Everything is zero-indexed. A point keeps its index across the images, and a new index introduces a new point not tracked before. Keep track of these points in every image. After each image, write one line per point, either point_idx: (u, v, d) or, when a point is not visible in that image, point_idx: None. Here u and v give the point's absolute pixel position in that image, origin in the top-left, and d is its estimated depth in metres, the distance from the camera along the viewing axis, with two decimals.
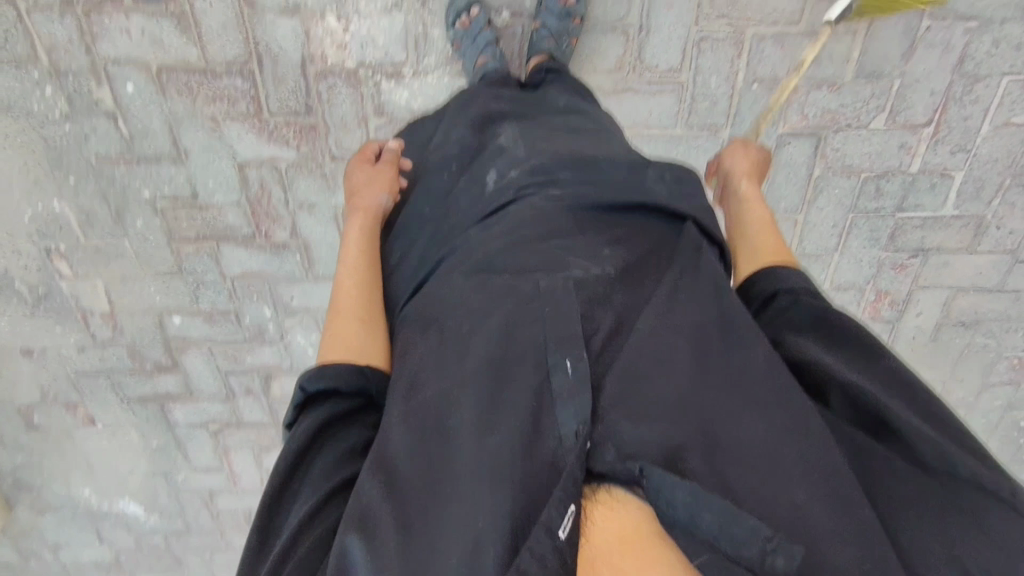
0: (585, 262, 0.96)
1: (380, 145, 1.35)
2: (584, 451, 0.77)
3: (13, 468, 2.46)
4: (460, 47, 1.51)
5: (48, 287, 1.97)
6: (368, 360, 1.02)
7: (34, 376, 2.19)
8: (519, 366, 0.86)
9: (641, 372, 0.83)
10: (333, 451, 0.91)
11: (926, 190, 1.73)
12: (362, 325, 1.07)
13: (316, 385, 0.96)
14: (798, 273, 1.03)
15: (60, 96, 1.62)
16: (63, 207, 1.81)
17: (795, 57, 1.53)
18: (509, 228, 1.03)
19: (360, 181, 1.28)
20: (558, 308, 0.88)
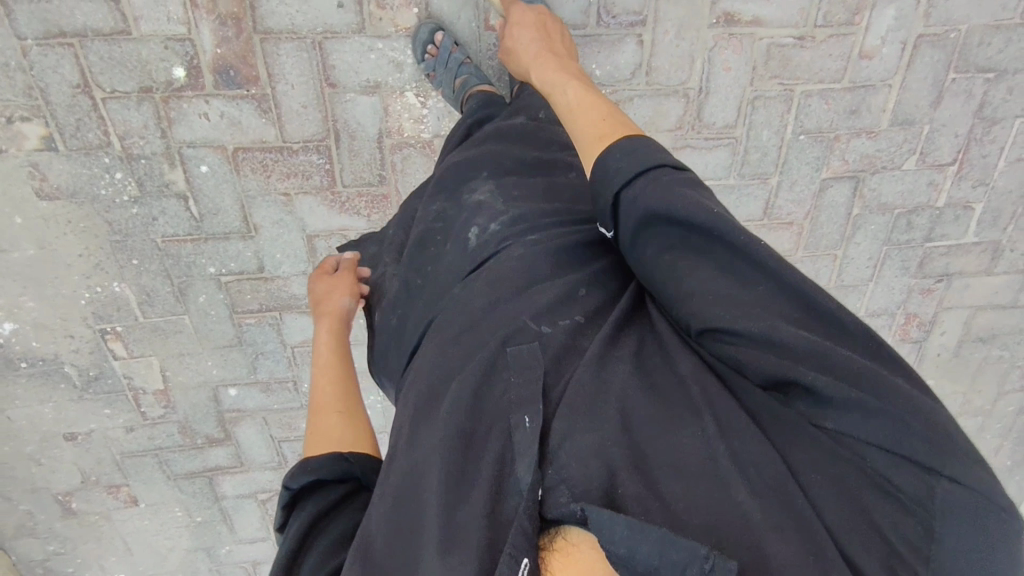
0: (555, 317, 0.87)
1: (337, 260, 1.34)
2: (536, 499, 0.70)
3: (44, 559, 2.34)
4: (436, 76, 1.49)
5: (100, 369, 1.92)
6: (350, 447, 0.97)
7: (76, 460, 2.11)
8: (483, 426, 0.79)
9: (586, 403, 0.76)
10: (328, 539, 0.85)
11: (950, 221, 1.89)
12: (340, 416, 1.02)
13: (300, 481, 0.90)
14: (616, 157, 0.91)
15: (129, 180, 1.61)
16: (124, 288, 1.78)
17: (839, 109, 1.67)
18: (488, 280, 0.96)
19: (320, 291, 1.26)
20: (521, 364, 0.82)
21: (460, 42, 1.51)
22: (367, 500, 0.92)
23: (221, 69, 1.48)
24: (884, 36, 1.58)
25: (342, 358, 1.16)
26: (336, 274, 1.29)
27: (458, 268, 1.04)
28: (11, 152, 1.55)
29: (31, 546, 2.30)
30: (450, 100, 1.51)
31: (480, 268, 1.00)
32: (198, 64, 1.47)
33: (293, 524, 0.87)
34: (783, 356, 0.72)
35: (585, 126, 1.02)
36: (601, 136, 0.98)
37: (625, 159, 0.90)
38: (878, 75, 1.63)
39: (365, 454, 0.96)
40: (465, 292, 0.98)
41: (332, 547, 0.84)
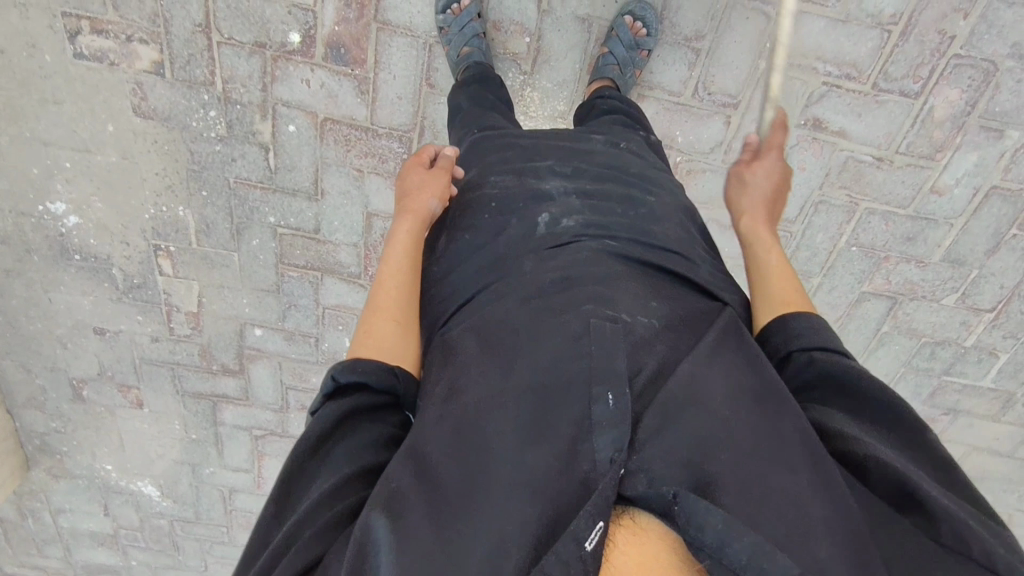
0: (633, 311, 0.89)
1: (438, 151, 1.25)
2: (619, 476, 0.69)
3: (43, 433, 2.48)
4: (448, 31, 1.47)
5: (144, 279, 2.03)
6: (400, 363, 0.93)
7: (98, 354, 2.23)
8: (561, 392, 0.79)
9: (680, 402, 0.76)
10: (360, 441, 0.82)
11: (973, 361, 1.94)
12: (397, 326, 0.96)
13: (348, 378, 0.86)
14: (810, 323, 0.92)
15: (220, 120, 1.69)
16: (187, 214, 1.87)
17: (897, 233, 1.72)
18: (557, 266, 0.98)
19: (413, 183, 1.17)
20: (604, 338, 0.82)
21: (486, 12, 1.50)
22: (399, 423, 0.89)
23: (333, 44, 1.56)
24: (960, 177, 1.62)
25: (415, 266, 1.07)
26: (431, 171, 1.20)
27: (523, 247, 1.04)
28: (121, 68, 1.63)
29: (36, 418, 2.44)
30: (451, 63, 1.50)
31: (550, 251, 1.01)
32: (314, 35, 1.55)
33: (327, 407, 0.84)
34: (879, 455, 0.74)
35: (773, 271, 1.04)
36: (785, 303, 0.98)
37: (812, 327, 0.91)
38: (943, 212, 1.67)
39: (411, 374, 0.94)
40: (535, 267, 1.00)
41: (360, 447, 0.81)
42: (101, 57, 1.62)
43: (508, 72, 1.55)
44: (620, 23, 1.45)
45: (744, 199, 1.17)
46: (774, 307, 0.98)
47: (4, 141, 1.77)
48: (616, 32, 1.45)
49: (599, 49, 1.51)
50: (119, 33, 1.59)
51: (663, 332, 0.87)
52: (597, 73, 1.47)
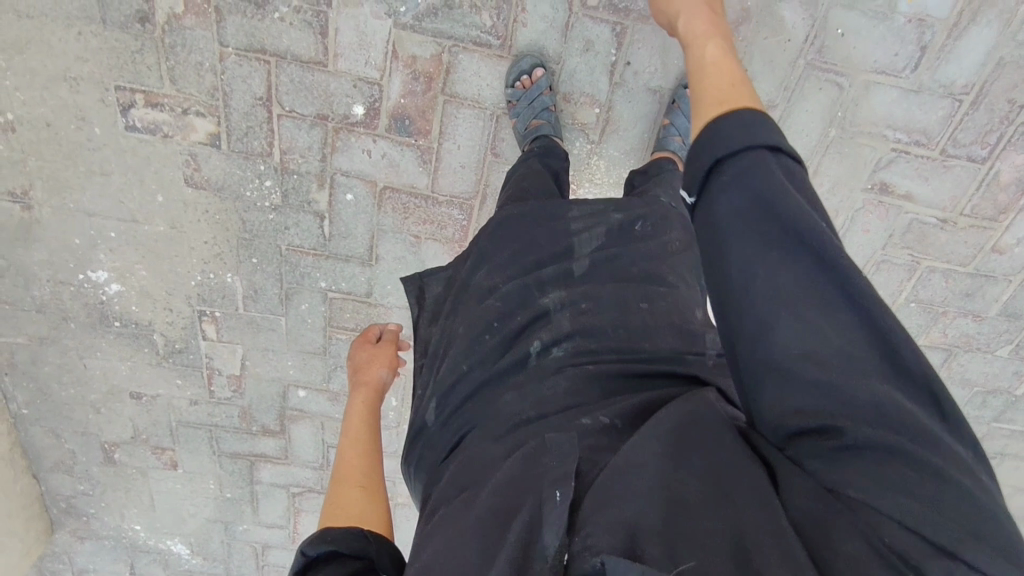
0: (597, 413, 0.85)
1: (381, 328, 1.36)
2: (563, 565, 0.63)
3: (70, 496, 2.38)
4: (515, 106, 1.47)
5: (186, 344, 1.97)
6: (371, 526, 0.86)
7: (133, 417, 2.16)
8: (517, 502, 0.73)
9: (612, 483, 0.70)
10: None
11: (1022, 408, 1.95)
12: (360, 492, 0.93)
13: (317, 549, 0.77)
14: (736, 122, 0.77)
15: (276, 190, 1.65)
16: (235, 280, 1.82)
17: (956, 289, 1.72)
18: (538, 396, 0.92)
19: (362, 359, 1.27)
20: (557, 450, 0.78)
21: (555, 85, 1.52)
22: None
23: (398, 115, 1.55)
24: (1021, 237, 1.64)
25: (372, 437, 1.08)
26: (378, 343, 1.31)
27: (514, 377, 0.97)
28: (176, 140, 1.58)
29: (63, 482, 2.34)
30: (518, 134, 1.50)
31: (528, 383, 0.95)
32: (379, 107, 1.54)
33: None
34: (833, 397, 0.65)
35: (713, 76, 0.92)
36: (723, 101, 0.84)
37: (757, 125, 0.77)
38: (1003, 269, 1.69)
39: (386, 535, 0.85)
40: (514, 400, 0.93)
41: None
42: (155, 129, 1.57)
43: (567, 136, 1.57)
44: (682, 96, 1.51)
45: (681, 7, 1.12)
46: (704, 111, 0.85)
47: (45, 213, 1.69)
48: (678, 104, 1.51)
49: (656, 120, 1.56)
50: (177, 106, 1.54)
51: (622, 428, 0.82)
52: (659, 143, 1.52)
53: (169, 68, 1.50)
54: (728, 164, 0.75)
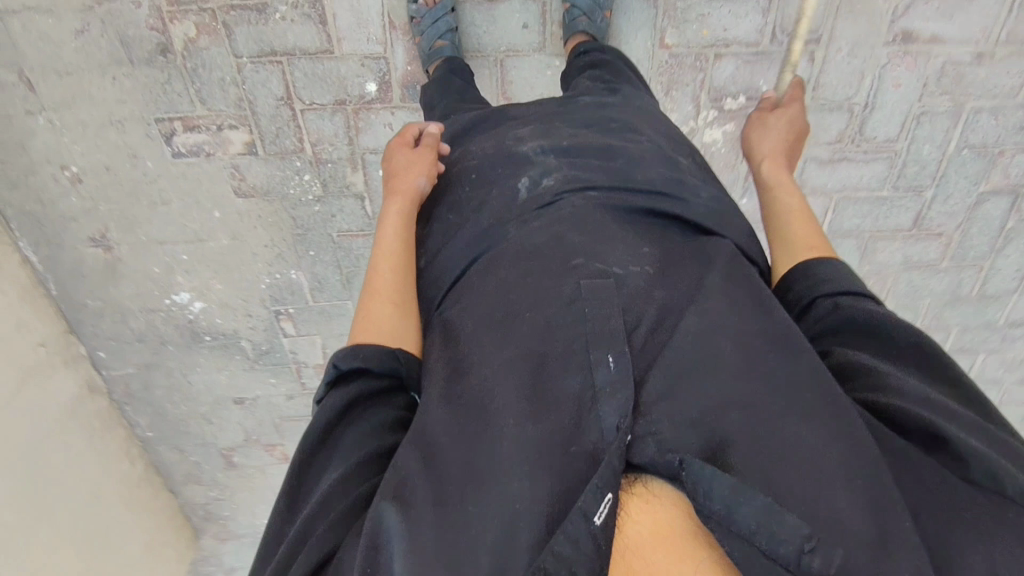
0: (624, 259, 0.91)
1: (420, 130, 1.26)
2: (625, 444, 0.72)
3: (205, 503, 2.61)
4: (421, 24, 1.49)
5: (270, 344, 2.12)
6: (399, 344, 0.94)
7: (241, 421, 2.35)
8: (559, 365, 0.81)
9: (681, 365, 0.78)
10: (365, 428, 0.84)
11: None
12: (393, 308, 0.97)
13: (350, 364, 0.87)
14: (832, 268, 0.94)
15: (316, 181, 1.76)
16: (299, 275, 1.95)
17: (1008, 126, 1.64)
18: (545, 228, 0.96)
19: (399, 163, 1.17)
20: (598, 300, 0.85)
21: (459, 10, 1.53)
22: (406, 404, 0.91)
23: (410, 82, 1.62)
24: None
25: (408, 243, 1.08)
26: (417, 149, 1.19)
27: (512, 210, 1.01)
28: (218, 156, 1.70)
29: (196, 491, 2.57)
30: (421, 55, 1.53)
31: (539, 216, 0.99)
32: (389, 80, 1.62)
33: (331, 398, 0.85)
34: (918, 390, 0.76)
35: (796, 235, 1.05)
36: (810, 249, 1.01)
37: (840, 271, 0.93)
38: None
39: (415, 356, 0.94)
40: (525, 231, 0.97)
41: (370, 429, 0.84)
42: (197, 151, 1.70)
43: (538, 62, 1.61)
44: None
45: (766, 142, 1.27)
46: (797, 253, 1.01)
47: (125, 250, 1.86)
48: None
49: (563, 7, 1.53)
50: (212, 124, 1.65)
51: (653, 277, 0.90)
52: (568, 29, 1.49)
53: (196, 91, 1.60)
54: (823, 301, 0.91)
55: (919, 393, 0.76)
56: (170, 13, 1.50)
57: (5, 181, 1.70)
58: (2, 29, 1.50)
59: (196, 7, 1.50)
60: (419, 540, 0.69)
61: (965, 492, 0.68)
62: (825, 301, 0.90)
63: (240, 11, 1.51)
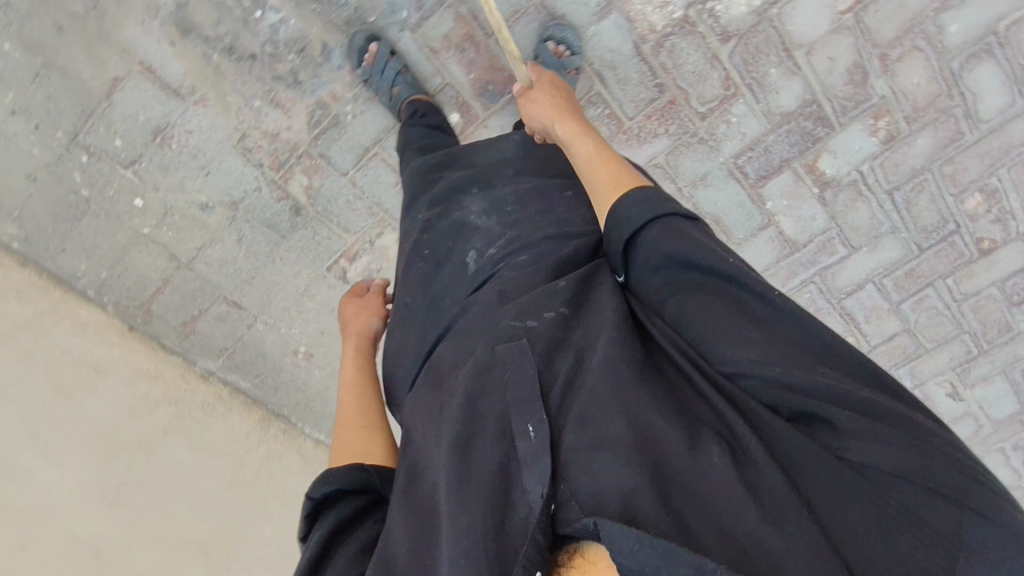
0: (538, 311, 0.89)
1: (369, 282, 1.45)
2: (549, 514, 0.67)
3: None
4: (372, 84, 1.49)
5: None
6: (375, 461, 1.03)
7: None
8: (484, 434, 0.79)
9: (590, 420, 0.74)
10: (352, 547, 0.88)
11: None
12: (364, 430, 1.09)
13: (322, 490, 0.94)
14: (632, 208, 0.91)
15: None
16: None
17: None
18: (484, 305, 0.97)
19: (349, 313, 1.36)
20: (514, 371, 0.82)
21: (397, 48, 1.50)
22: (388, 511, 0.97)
23: (482, 89, 1.55)
24: None
25: (369, 379, 1.21)
26: (367, 296, 1.39)
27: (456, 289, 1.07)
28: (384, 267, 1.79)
29: None
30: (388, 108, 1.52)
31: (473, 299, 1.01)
32: (464, 99, 1.55)
33: (318, 529, 0.90)
34: (782, 354, 0.78)
35: (600, 176, 1.01)
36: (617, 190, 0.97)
37: (649, 205, 0.91)
38: None
39: (385, 466, 1.02)
40: (467, 314, 0.99)
41: (356, 547, 0.88)
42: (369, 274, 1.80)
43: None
44: None
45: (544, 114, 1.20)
46: (606, 198, 0.98)
47: None
48: None
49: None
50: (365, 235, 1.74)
51: (569, 325, 0.87)
52: None
53: (339, 224, 1.72)
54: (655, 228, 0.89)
55: (784, 356, 0.78)
56: (281, 177, 1.63)
57: (268, 387, 1.95)
58: (198, 276, 1.77)
59: (294, 158, 1.61)
60: None
61: (893, 495, 0.67)
62: (664, 227, 0.88)
63: (323, 136, 1.59)
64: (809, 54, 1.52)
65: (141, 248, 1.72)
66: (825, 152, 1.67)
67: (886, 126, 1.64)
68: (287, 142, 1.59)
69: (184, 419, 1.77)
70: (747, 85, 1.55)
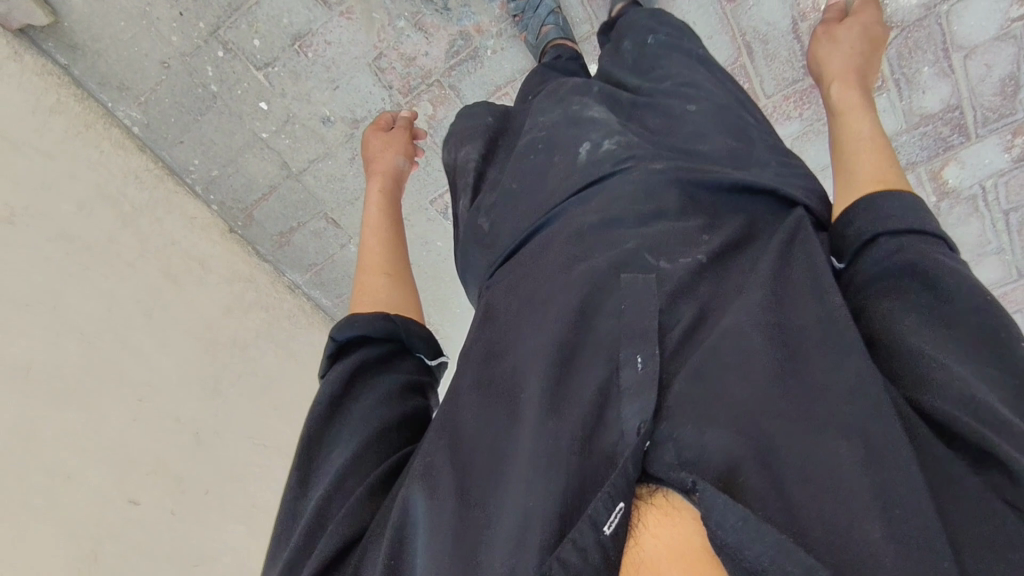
0: (675, 253, 0.79)
1: (394, 116, 1.36)
2: (642, 448, 0.60)
3: None
4: (523, 18, 1.45)
5: None
6: (401, 312, 0.96)
7: None
8: (585, 356, 0.71)
9: (709, 370, 0.66)
10: (376, 400, 0.84)
11: None
12: (388, 278, 1.01)
13: (347, 334, 0.89)
14: (894, 205, 0.76)
15: None
16: None
17: None
18: (601, 204, 0.88)
19: (376, 147, 1.27)
20: (632, 295, 0.74)
21: None
22: (415, 368, 0.92)
23: None
24: None
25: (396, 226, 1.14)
26: (393, 131, 1.31)
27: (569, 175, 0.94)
28: None
29: None
30: (531, 46, 1.47)
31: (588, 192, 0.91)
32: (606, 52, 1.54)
33: (337, 369, 0.85)
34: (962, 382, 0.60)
35: (859, 158, 0.88)
36: (873, 180, 0.82)
37: (908, 210, 0.75)
38: None
39: (412, 319, 0.96)
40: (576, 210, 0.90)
41: (381, 404, 0.83)
42: None
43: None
44: None
45: (836, 67, 1.06)
46: (860, 186, 0.83)
47: (449, 327, 2.05)
48: None
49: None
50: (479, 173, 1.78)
51: (705, 274, 0.77)
52: None
53: None
54: (887, 238, 0.73)
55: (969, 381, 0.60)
56: (407, 102, 1.63)
57: (348, 309, 1.99)
58: (304, 189, 1.78)
59: (425, 85, 1.60)
60: (439, 536, 0.65)
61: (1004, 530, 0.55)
62: (906, 240, 0.72)
63: (459, 67, 1.57)
64: (967, 58, 1.47)
65: (255, 151, 1.72)
66: (953, 162, 1.66)
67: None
68: (422, 68, 1.58)
69: (272, 324, 1.81)
70: (895, 80, 1.52)
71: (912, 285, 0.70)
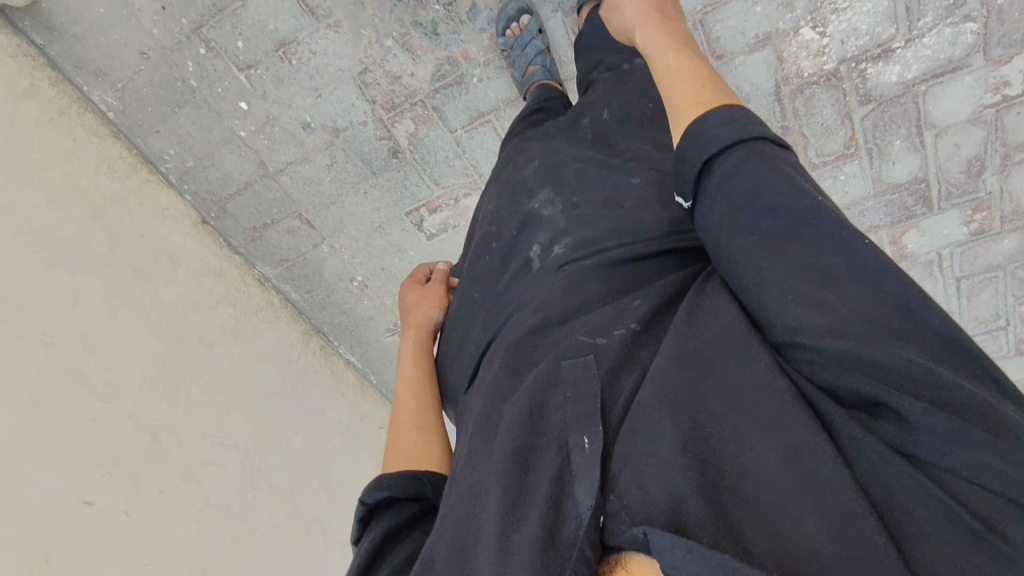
0: (607, 326, 0.71)
1: (430, 267, 1.23)
2: (596, 525, 0.52)
3: None
4: (511, 55, 1.45)
5: None
6: (426, 467, 0.86)
7: None
8: (539, 448, 0.62)
9: (635, 423, 0.57)
10: (392, 561, 0.72)
11: None
12: (420, 432, 0.91)
13: (376, 496, 0.79)
14: (720, 118, 0.68)
15: None
16: None
17: None
18: (547, 296, 0.80)
19: (410, 301, 1.12)
20: (577, 382, 0.65)
21: (546, 28, 1.48)
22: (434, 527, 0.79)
23: None
24: None
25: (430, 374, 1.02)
26: (428, 285, 1.16)
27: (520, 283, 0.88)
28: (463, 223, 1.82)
29: None
30: (518, 83, 1.48)
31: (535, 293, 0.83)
32: None
33: (367, 536, 0.75)
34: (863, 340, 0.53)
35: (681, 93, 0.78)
36: (697, 104, 0.74)
37: (743, 122, 0.67)
38: None
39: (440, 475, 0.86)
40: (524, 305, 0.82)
41: (395, 568, 0.70)
42: (445, 227, 1.84)
43: (753, 19, 1.37)
44: None
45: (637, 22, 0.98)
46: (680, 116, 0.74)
47: None
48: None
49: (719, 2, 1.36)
50: None
51: (647, 338, 0.68)
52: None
53: (430, 175, 1.73)
54: (723, 158, 0.66)
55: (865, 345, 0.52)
56: (389, 118, 1.62)
57: (318, 305, 2.02)
58: (279, 189, 1.78)
59: (408, 104, 1.60)
60: None
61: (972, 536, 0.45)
62: (741, 151, 0.65)
63: (443, 90, 1.57)
64: (938, 136, 1.51)
65: (232, 148, 1.70)
66: (914, 230, 1.73)
67: (981, 220, 1.67)
68: (406, 88, 1.57)
69: (239, 320, 1.83)
70: (868, 149, 1.56)
71: (761, 209, 0.62)
